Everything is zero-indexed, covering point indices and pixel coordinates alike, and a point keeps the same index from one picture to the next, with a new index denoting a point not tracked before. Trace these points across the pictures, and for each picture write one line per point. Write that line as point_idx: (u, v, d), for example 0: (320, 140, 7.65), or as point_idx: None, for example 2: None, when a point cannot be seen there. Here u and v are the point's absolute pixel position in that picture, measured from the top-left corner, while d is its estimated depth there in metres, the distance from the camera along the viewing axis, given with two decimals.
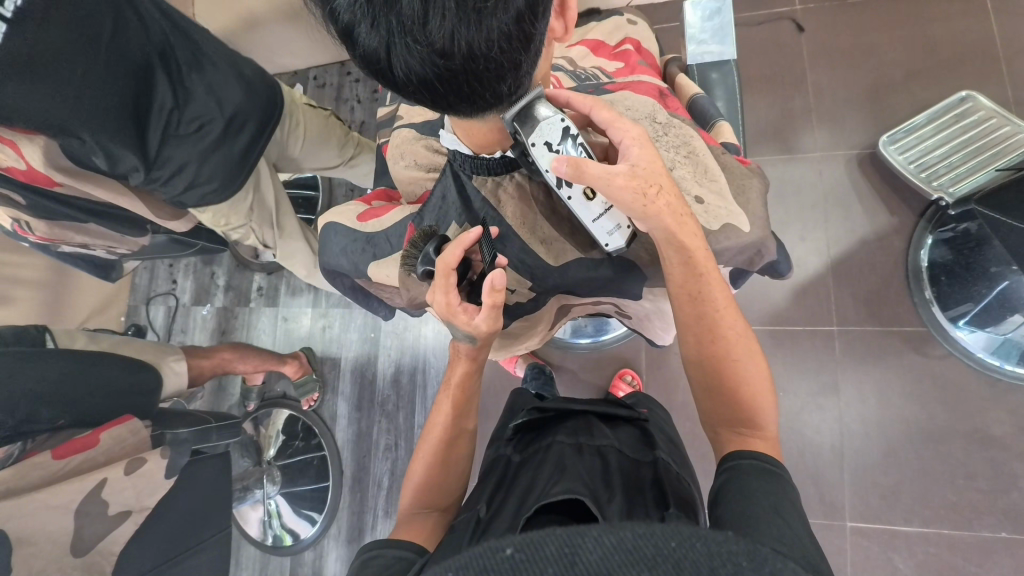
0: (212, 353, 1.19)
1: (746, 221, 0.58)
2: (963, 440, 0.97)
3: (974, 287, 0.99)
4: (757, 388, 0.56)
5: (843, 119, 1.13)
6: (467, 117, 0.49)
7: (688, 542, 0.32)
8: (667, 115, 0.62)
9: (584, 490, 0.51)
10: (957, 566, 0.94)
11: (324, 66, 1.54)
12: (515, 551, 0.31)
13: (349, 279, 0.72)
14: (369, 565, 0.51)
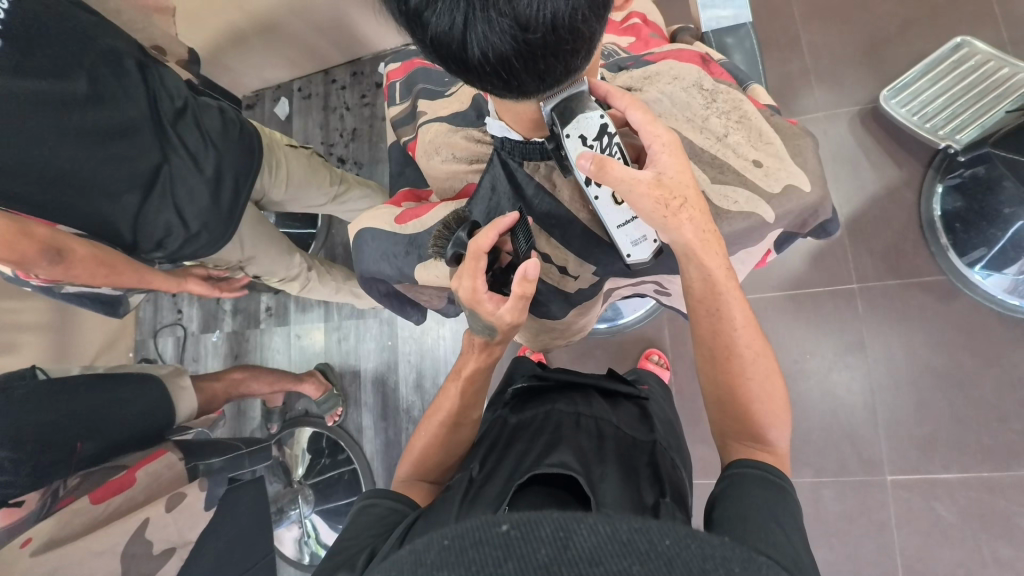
0: (223, 375, 1.18)
1: (807, 181, 0.57)
2: (993, 382, 0.98)
3: (991, 231, 0.99)
4: (769, 404, 0.55)
5: (842, 76, 1.12)
6: (521, 101, 0.48)
7: (682, 541, 0.32)
8: (713, 82, 0.61)
9: (578, 468, 0.52)
10: (1000, 508, 0.94)
11: (309, 76, 1.51)
12: (510, 527, 0.32)
13: (386, 285, 0.72)
14: (366, 512, 0.56)
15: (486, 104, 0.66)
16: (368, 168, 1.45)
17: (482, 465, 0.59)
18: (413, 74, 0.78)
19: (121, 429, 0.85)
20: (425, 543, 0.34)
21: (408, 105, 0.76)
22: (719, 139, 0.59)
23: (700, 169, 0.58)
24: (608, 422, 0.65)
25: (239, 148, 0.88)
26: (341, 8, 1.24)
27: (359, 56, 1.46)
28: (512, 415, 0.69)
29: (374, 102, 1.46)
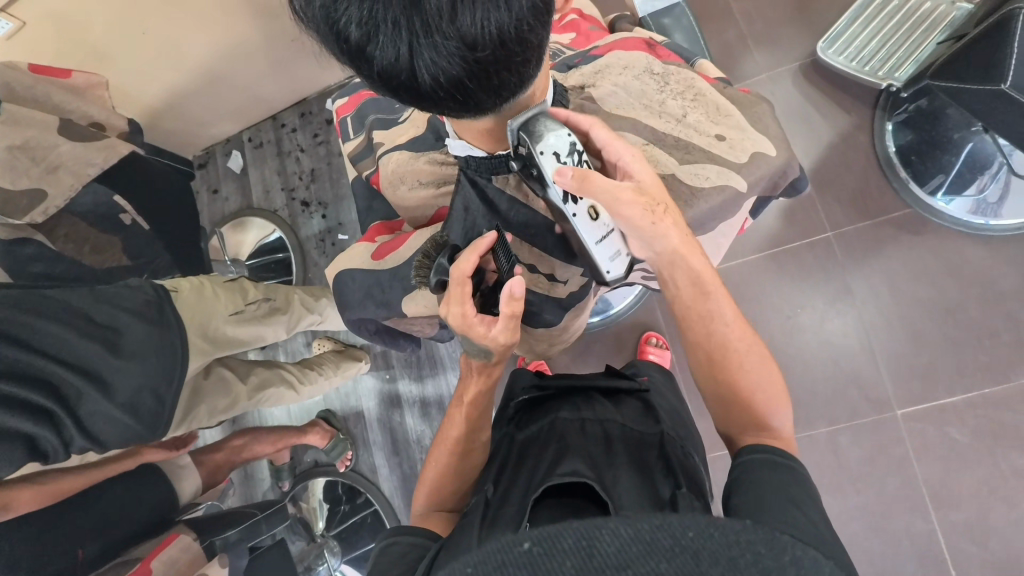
0: (223, 444, 1.13)
1: (771, 146, 0.60)
2: (976, 301, 1.01)
3: (945, 158, 1.03)
4: (766, 391, 0.56)
5: (778, 36, 1.15)
6: (479, 117, 0.47)
7: (707, 532, 0.34)
8: (662, 65, 0.63)
9: (589, 474, 0.52)
10: (1008, 420, 0.97)
11: (257, 125, 1.49)
12: (533, 545, 0.34)
13: (376, 323, 0.71)
14: (389, 551, 0.55)
15: (443, 126, 0.65)
16: (333, 207, 1.43)
17: (496, 486, 0.58)
18: (362, 107, 0.78)
19: (128, 527, 0.83)
20: (450, 571, 0.35)
21: (363, 139, 0.75)
22: (679, 120, 0.60)
23: (667, 152, 0.59)
24: (614, 423, 0.64)
25: (160, 363, 0.76)
26: (277, 51, 1.23)
27: (305, 97, 1.45)
28: (519, 432, 0.68)
29: (328, 140, 1.44)
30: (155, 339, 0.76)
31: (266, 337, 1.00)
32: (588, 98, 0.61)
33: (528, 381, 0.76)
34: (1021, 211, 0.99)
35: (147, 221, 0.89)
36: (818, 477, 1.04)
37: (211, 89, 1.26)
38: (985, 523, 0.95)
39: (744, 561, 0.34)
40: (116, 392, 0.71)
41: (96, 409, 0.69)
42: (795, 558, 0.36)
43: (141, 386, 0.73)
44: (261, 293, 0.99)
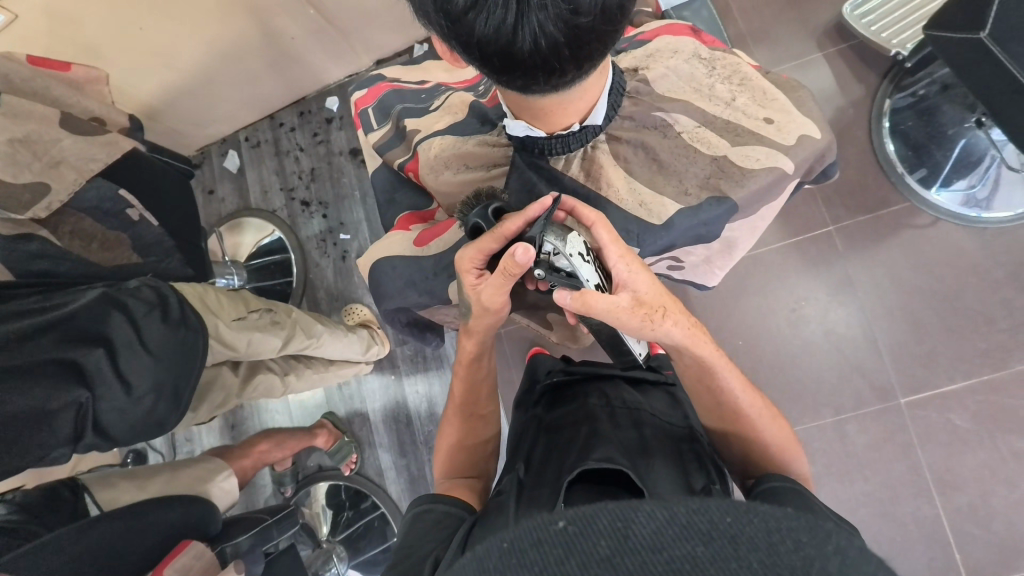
0: (249, 450, 1.12)
1: (818, 128, 0.62)
2: (974, 290, 1.04)
3: (940, 153, 1.06)
4: (781, 444, 0.61)
5: (776, 34, 1.17)
6: (554, 92, 0.49)
7: (747, 517, 0.29)
8: (709, 50, 0.66)
9: (625, 461, 0.49)
10: (1007, 405, 1.00)
11: (254, 124, 1.47)
12: (567, 523, 0.30)
13: (410, 313, 0.74)
14: (422, 518, 0.54)
15: (489, 111, 0.68)
16: (334, 207, 1.41)
17: (528, 469, 0.57)
18: (384, 97, 0.78)
19: (173, 537, 0.78)
20: (485, 547, 0.32)
21: (391, 126, 0.75)
22: (729, 103, 0.63)
23: (719, 134, 0.62)
24: (644, 410, 0.64)
25: (182, 359, 0.76)
26: (276, 50, 1.21)
27: (304, 95, 1.43)
28: (546, 416, 0.68)
29: (328, 138, 1.42)
30: (177, 334, 0.75)
31: (264, 348, 0.96)
32: (644, 79, 0.64)
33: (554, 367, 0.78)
34: (1011, 204, 1.03)
35: (156, 218, 0.86)
36: (827, 466, 1.06)
37: (208, 87, 1.23)
38: (988, 505, 0.99)
39: (784, 550, 0.29)
40: (132, 383, 0.70)
41: (108, 399, 0.68)
42: (841, 547, 0.30)
43: (162, 380, 0.73)
44: (261, 304, 0.97)
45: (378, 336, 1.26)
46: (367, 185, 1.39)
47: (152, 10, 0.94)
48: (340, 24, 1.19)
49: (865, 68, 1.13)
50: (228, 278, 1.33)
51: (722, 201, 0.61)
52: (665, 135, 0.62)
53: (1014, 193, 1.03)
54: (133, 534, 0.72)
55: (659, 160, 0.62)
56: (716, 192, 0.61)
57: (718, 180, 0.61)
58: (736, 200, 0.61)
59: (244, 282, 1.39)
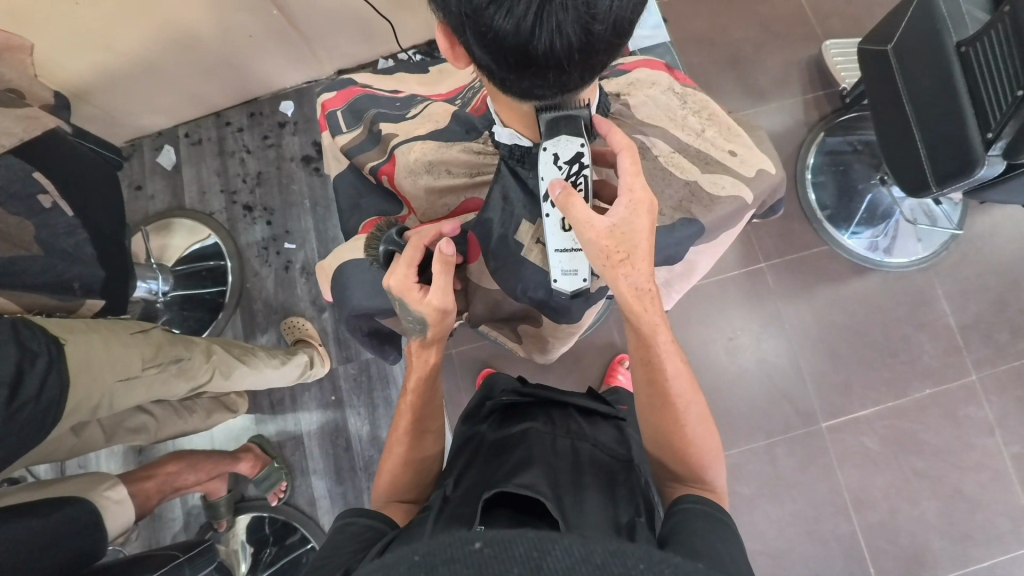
0: (155, 470, 1.01)
1: (772, 163, 0.70)
2: (880, 326, 1.17)
3: (853, 205, 1.21)
4: (706, 449, 0.60)
5: (719, 89, 1.28)
6: (558, 98, 0.51)
7: (657, 567, 0.33)
8: (682, 86, 0.71)
9: (547, 492, 0.49)
10: (909, 428, 1.12)
11: (197, 120, 1.37)
12: (483, 545, 0.33)
13: (370, 321, 0.72)
14: (343, 532, 0.52)
15: (476, 120, 0.68)
16: (280, 213, 1.33)
17: (456, 486, 0.56)
18: (358, 100, 0.76)
19: (56, 553, 0.69)
20: (397, 557, 0.34)
21: (364, 129, 0.73)
22: (699, 135, 0.69)
23: (691, 162, 0.67)
24: (583, 441, 0.63)
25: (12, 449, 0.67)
26: (231, 48, 1.15)
27: (255, 97, 1.37)
28: (494, 432, 0.66)
29: (279, 143, 1.36)
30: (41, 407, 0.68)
31: (178, 391, 0.92)
32: (626, 103, 0.68)
33: (508, 387, 0.76)
34: (907, 252, 1.18)
35: (72, 207, 0.78)
36: (760, 488, 1.12)
37: (149, 76, 1.15)
38: (894, 521, 1.09)
39: None
40: None
41: None
42: None
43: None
44: (170, 355, 0.88)
45: (320, 356, 1.19)
46: (319, 194, 1.34)
47: None
48: (304, 28, 1.16)
49: (792, 126, 1.27)
50: (150, 282, 1.20)
51: (692, 222, 0.65)
52: (646, 157, 0.65)
53: (909, 244, 1.19)
54: (1, 559, 0.63)
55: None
56: (687, 213, 0.65)
57: (689, 204, 0.65)
58: (704, 222, 0.65)
59: (169, 288, 1.27)
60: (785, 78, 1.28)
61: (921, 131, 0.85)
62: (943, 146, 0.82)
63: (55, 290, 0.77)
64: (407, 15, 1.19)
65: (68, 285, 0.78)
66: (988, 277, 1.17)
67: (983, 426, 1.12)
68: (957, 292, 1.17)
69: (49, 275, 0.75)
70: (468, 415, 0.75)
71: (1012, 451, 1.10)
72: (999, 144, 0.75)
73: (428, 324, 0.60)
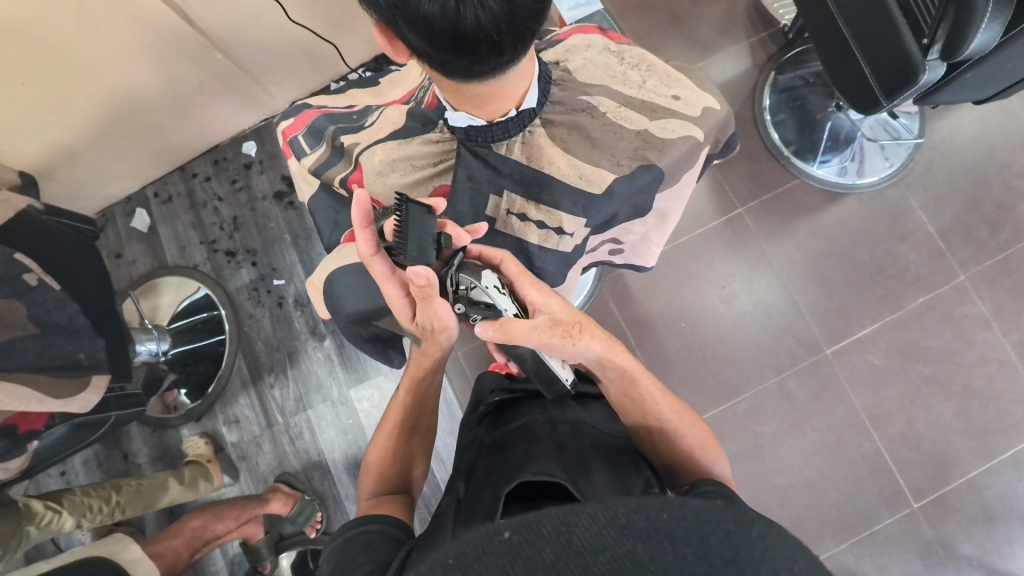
0: (180, 528, 1.04)
1: (716, 101, 0.70)
2: (864, 246, 1.20)
3: (816, 135, 1.24)
4: (702, 447, 0.65)
5: (664, 49, 1.30)
6: (499, 74, 0.53)
7: (679, 512, 0.31)
8: (616, 45, 0.73)
9: (563, 475, 0.49)
10: (911, 339, 1.15)
11: (164, 177, 1.38)
12: (512, 533, 0.31)
13: (368, 329, 0.74)
14: (356, 539, 0.50)
15: (432, 113, 0.69)
16: (264, 252, 1.34)
17: (467, 487, 0.57)
18: (315, 121, 0.77)
19: None
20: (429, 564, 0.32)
21: (326, 147, 0.75)
22: (640, 86, 0.70)
23: (637, 112, 0.68)
24: (584, 422, 0.64)
25: None
26: (184, 102, 1.17)
27: (216, 144, 1.37)
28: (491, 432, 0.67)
29: (249, 184, 1.37)
30: None
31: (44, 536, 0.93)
32: (567, 69, 0.70)
33: (497, 390, 0.77)
34: (877, 170, 1.21)
35: (56, 281, 0.78)
36: (779, 424, 1.14)
37: (110, 140, 1.15)
38: (914, 430, 1.12)
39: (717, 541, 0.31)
40: None
41: None
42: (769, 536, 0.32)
43: None
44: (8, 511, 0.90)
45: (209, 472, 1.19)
46: (297, 227, 1.35)
47: (37, 65, 0.88)
48: (251, 68, 1.17)
49: (743, 70, 1.29)
50: (150, 343, 1.21)
51: (651, 167, 0.66)
52: (592, 116, 0.67)
53: (878, 162, 1.22)
54: None
55: (591, 137, 0.67)
56: (644, 160, 0.66)
57: (644, 152, 0.67)
58: (662, 165, 0.66)
59: (169, 346, 1.27)
60: (727, 25, 1.30)
61: (860, 49, 0.88)
62: (883, 60, 0.85)
63: (65, 366, 0.78)
64: (347, 33, 1.20)
65: (76, 356, 0.79)
66: (957, 179, 1.20)
67: (981, 322, 1.14)
68: (931, 199, 1.20)
69: (52, 352, 0.75)
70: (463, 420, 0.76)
71: (1011, 340, 1.13)
72: (935, 48, 0.78)
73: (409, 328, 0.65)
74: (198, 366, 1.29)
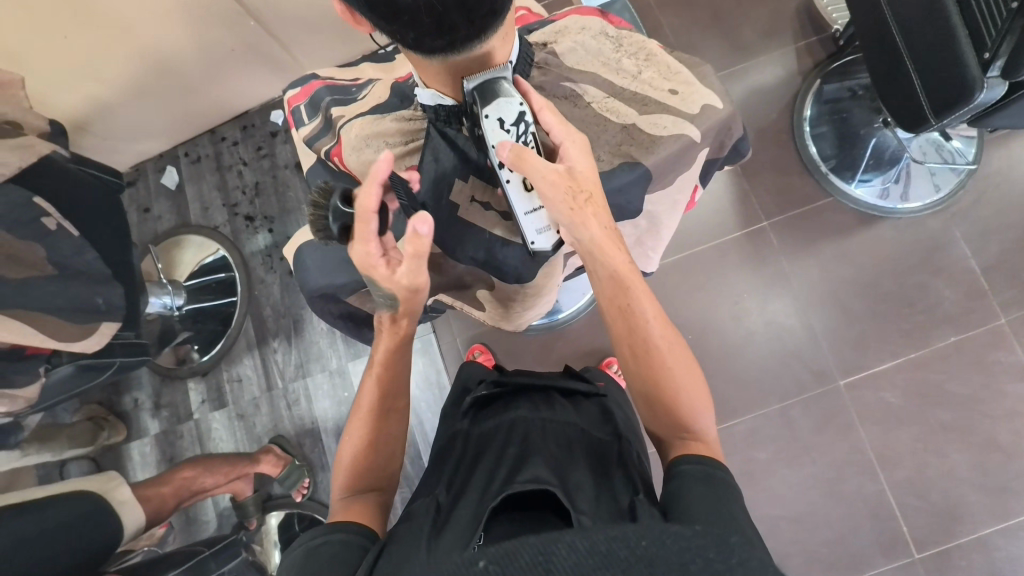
0: (172, 476, 1.06)
1: (718, 100, 0.65)
2: (893, 275, 1.12)
3: (855, 152, 1.16)
4: (694, 396, 0.58)
5: (702, 48, 1.24)
6: (457, 53, 0.50)
7: (655, 539, 0.38)
8: (615, 30, 0.69)
9: (552, 480, 0.51)
10: (932, 380, 1.07)
11: (194, 139, 1.42)
12: (489, 561, 0.37)
13: (348, 307, 0.74)
14: (316, 552, 0.49)
15: (408, 91, 0.70)
16: (280, 220, 1.37)
17: (448, 492, 0.55)
18: (317, 92, 0.77)
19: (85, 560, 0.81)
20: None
21: (322, 119, 0.75)
22: (634, 77, 0.67)
23: (626, 105, 0.65)
24: (567, 422, 0.63)
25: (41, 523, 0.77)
26: (216, 64, 1.19)
27: (245, 110, 1.40)
28: (473, 426, 0.67)
29: (272, 152, 1.40)
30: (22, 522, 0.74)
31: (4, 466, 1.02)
32: (553, 52, 0.67)
33: (485, 377, 0.76)
34: (917, 196, 1.12)
35: (75, 228, 0.81)
36: (777, 453, 1.09)
37: (144, 97, 1.18)
38: (923, 477, 1.05)
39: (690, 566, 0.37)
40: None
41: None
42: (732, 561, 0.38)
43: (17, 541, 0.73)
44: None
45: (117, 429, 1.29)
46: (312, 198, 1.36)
47: (81, 22, 0.92)
48: (281, 37, 1.18)
49: (785, 77, 1.22)
50: (164, 297, 1.26)
51: (634, 166, 0.63)
52: (575, 105, 0.65)
53: (920, 186, 1.13)
54: None
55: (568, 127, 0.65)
56: (627, 158, 0.64)
57: (628, 147, 0.64)
58: (647, 165, 0.63)
59: (183, 302, 1.31)
60: (773, 28, 1.23)
61: (912, 61, 0.81)
62: (936, 76, 0.77)
63: (81, 310, 0.81)
64: None
65: (92, 300, 0.83)
66: (1008, 213, 1.10)
67: (1016, 370, 1.05)
68: (977, 233, 1.11)
69: (66, 296, 0.79)
70: (447, 411, 0.75)
71: None
72: (996, 65, 0.71)
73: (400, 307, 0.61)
74: (206, 325, 1.34)
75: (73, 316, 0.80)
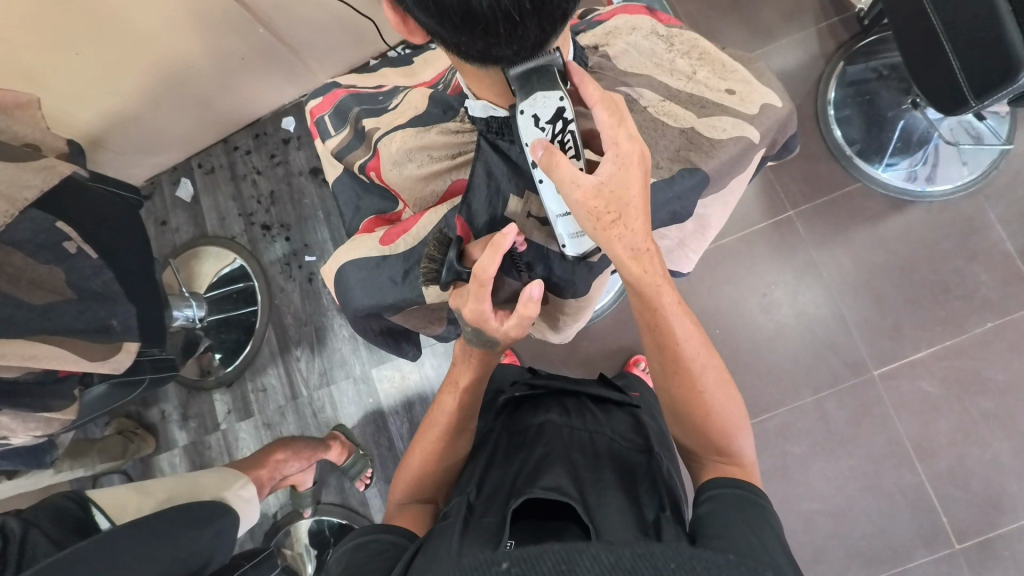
0: (264, 458, 1.04)
1: (777, 97, 0.65)
2: (928, 262, 1.09)
3: (884, 135, 1.13)
4: (728, 416, 0.56)
5: (720, 35, 1.21)
6: (521, 60, 0.48)
7: (689, 562, 0.36)
8: (665, 28, 0.68)
9: (574, 493, 0.48)
10: (972, 368, 1.05)
11: (208, 149, 1.41)
12: (510, 565, 0.36)
13: (383, 321, 0.73)
14: (365, 550, 0.51)
15: (452, 100, 0.67)
16: (297, 228, 1.36)
17: (479, 492, 0.54)
18: (342, 102, 0.76)
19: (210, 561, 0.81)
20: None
21: (350, 130, 0.74)
22: (689, 77, 0.66)
23: (684, 107, 0.64)
24: (601, 433, 0.61)
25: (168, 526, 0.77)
26: (228, 73, 1.17)
27: (257, 118, 1.39)
28: (508, 430, 0.65)
29: (286, 160, 1.39)
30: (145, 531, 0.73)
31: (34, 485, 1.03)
32: (605, 54, 0.66)
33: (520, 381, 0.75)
34: (949, 178, 1.09)
35: (96, 250, 0.80)
36: (812, 446, 1.07)
37: (157, 109, 1.18)
38: (963, 467, 1.02)
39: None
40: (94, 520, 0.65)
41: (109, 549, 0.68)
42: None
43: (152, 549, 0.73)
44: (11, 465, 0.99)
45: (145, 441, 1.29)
46: (330, 204, 1.36)
47: (93, 37, 0.91)
48: (292, 42, 1.17)
49: (807, 60, 1.18)
50: (187, 310, 1.26)
51: (693, 172, 0.61)
52: (634, 109, 0.63)
53: (952, 169, 1.10)
54: None
55: None
56: (687, 163, 0.62)
57: (688, 152, 0.62)
58: (706, 169, 0.61)
59: (205, 313, 1.32)
60: (794, 10, 1.19)
61: (950, 41, 0.77)
62: (977, 55, 0.74)
63: (100, 330, 0.80)
64: None
65: (109, 325, 0.81)
66: None
67: None
68: (1014, 214, 1.07)
69: (89, 316, 0.78)
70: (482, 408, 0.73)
71: None
72: None
73: (497, 346, 0.57)
74: (227, 335, 1.34)
75: (95, 338, 0.79)
